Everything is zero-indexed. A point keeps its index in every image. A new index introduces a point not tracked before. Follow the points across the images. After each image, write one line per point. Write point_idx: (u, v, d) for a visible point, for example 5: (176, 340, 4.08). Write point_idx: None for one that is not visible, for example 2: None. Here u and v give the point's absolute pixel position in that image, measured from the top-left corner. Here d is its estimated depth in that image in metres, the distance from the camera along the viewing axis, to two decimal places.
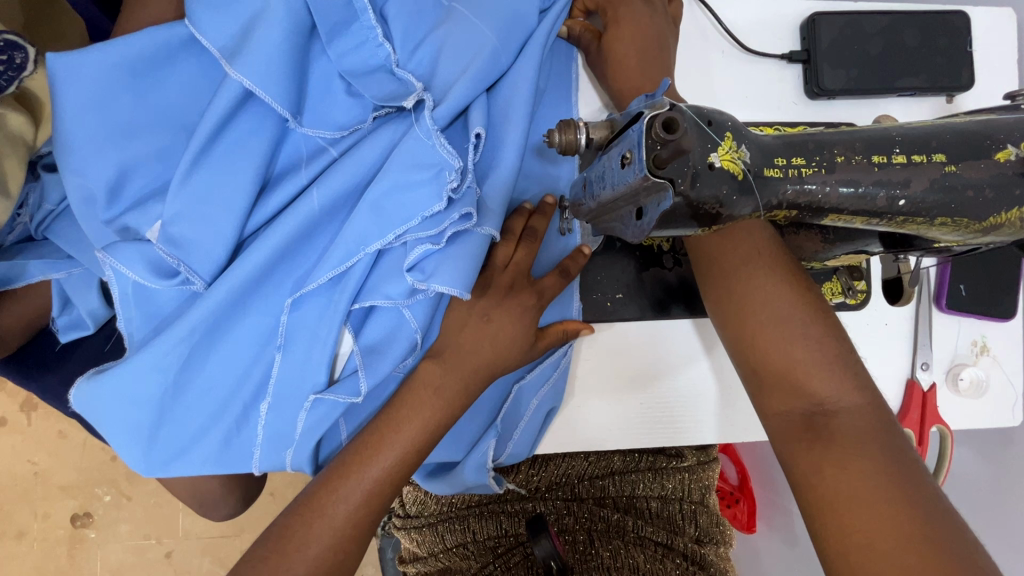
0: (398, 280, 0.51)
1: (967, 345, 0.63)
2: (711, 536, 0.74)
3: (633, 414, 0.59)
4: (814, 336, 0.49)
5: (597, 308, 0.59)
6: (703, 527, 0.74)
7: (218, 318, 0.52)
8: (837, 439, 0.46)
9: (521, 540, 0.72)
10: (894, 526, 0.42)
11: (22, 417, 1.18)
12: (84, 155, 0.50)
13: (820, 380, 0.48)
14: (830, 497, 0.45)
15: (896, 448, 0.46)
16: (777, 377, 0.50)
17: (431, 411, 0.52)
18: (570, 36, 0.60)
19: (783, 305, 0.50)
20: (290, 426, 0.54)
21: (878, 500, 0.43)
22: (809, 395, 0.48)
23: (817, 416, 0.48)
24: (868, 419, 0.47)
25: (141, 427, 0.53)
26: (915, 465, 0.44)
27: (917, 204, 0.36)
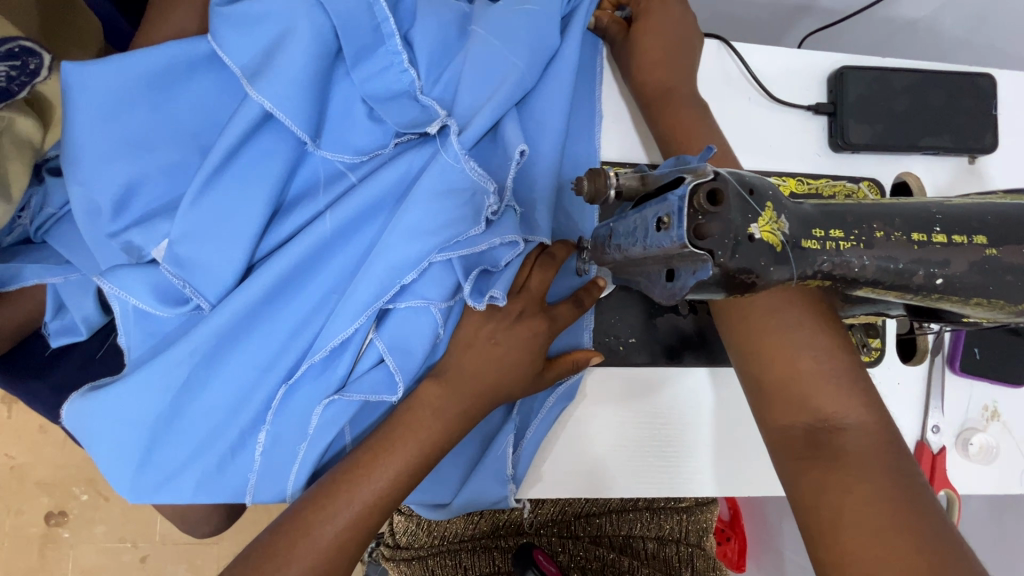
0: (435, 285, 0.49)
1: (978, 410, 0.62)
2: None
3: (634, 460, 0.57)
4: (821, 347, 0.48)
5: (608, 350, 0.57)
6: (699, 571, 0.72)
7: (223, 338, 0.49)
8: (841, 458, 0.44)
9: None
10: (902, 556, 0.39)
11: (3, 409, 1.15)
12: (92, 167, 0.48)
13: (826, 395, 0.46)
14: (832, 521, 0.42)
15: (903, 469, 0.43)
16: (780, 390, 0.48)
17: (427, 426, 0.49)
18: (598, 27, 0.59)
19: (789, 313, 0.49)
20: (293, 449, 0.51)
21: (883, 525, 0.40)
22: (813, 409, 0.46)
23: (822, 433, 0.46)
24: (874, 438, 0.45)
25: (133, 452, 0.50)
26: (921, 491, 0.42)
27: (954, 284, 0.35)
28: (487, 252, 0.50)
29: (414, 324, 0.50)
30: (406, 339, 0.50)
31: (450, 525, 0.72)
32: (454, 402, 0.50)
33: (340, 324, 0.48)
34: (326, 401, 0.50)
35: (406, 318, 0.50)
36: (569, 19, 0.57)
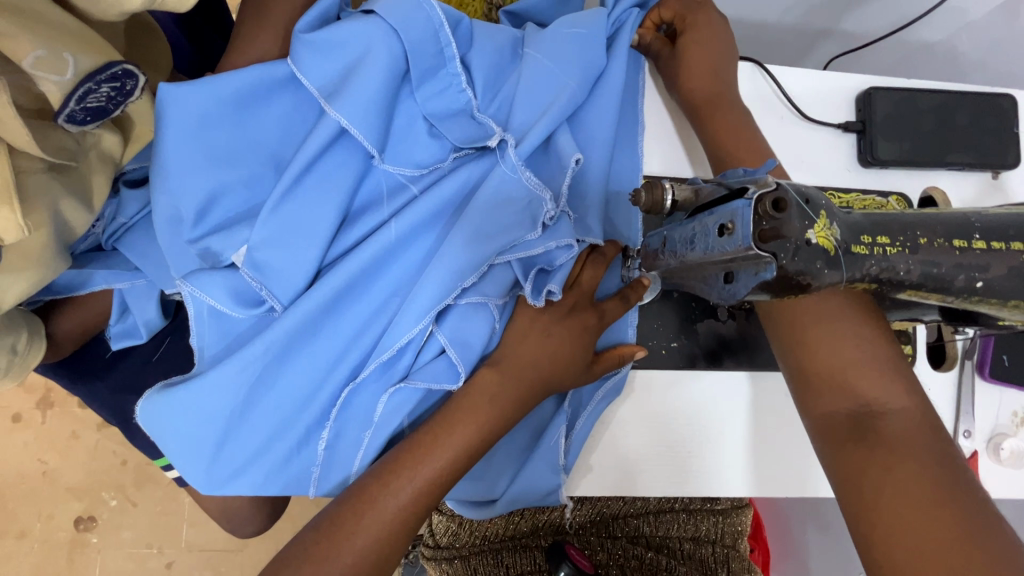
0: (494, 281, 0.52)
1: (1008, 416, 0.64)
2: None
3: (673, 459, 0.59)
4: (865, 336, 0.50)
5: (651, 354, 0.59)
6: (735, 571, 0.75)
7: (295, 337, 0.53)
8: (883, 441, 0.47)
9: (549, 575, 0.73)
10: (942, 528, 0.42)
11: (39, 415, 1.43)
12: (179, 179, 0.52)
13: (868, 381, 0.49)
14: (874, 497, 0.45)
15: (946, 454, 0.46)
16: (825, 378, 0.51)
17: (483, 405, 0.52)
18: (641, 43, 0.64)
19: (836, 303, 0.51)
20: (356, 441, 0.53)
21: (924, 500, 0.43)
22: (857, 395, 0.49)
23: (864, 417, 0.48)
24: (915, 422, 0.47)
25: (205, 446, 0.53)
26: (960, 470, 0.45)
27: (993, 288, 0.38)
28: (543, 253, 0.54)
29: (473, 321, 0.53)
30: (464, 340, 0.53)
31: (490, 524, 0.75)
32: (510, 398, 0.53)
33: (404, 324, 0.51)
34: (388, 397, 0.53)
35: (465, 314, 0.53)
36: (613, 42, 0.61)
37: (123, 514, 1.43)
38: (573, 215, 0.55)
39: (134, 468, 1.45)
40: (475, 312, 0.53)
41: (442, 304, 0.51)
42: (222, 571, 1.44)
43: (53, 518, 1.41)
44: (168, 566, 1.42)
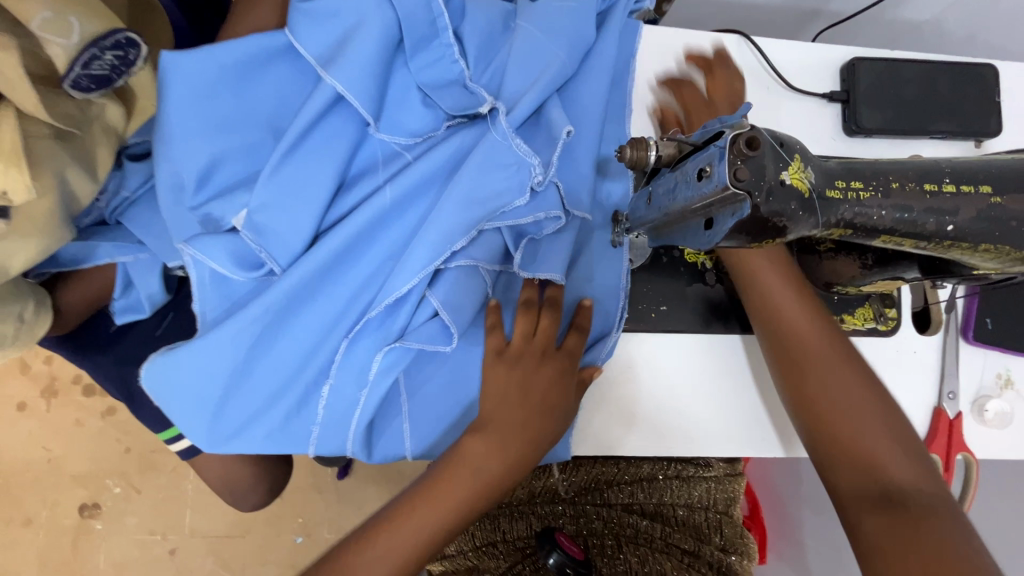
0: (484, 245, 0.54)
1: (992, 378, 0.65)
2: (740, 548, 0.78)
3: (666, 420, 0.61)
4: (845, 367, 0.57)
5: (641, 317, 0.61)
6: (728, 537, 0.79)
7: (294, 299, 0.54)
8: (869, 463, 0.53)
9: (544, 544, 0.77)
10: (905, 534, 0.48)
11: (44, 403, 1.45)
12: (181, 145, 0.54)
13: (852, 412, 0.55)
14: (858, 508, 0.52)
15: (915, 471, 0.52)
16: (816, 409, 0.56)
17: None
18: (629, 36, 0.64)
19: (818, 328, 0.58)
20: (352, 401, 0.55)
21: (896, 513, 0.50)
22: (843, 426, 0.55)
23: (849, 445, 0.55)
24: (889, 445, 0.54)
25: (207, 404, 0.55)
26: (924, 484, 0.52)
27: (963, 231, 0.40)
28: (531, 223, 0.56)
29: (466, 283, 0.54)
30: (457, 302, 0.54)
31: None
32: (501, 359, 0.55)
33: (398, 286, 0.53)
34: (383, 356, 0.54)
35: (458, 277, 0.54)
36: (604, 15, 0.63)
37: (126, 501, 1.45)
38: (562, 182, 0.57)
39: (137, 455, 1.47)
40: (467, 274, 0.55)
41: (435, 265, 0.53)
42: (224, 557, 1.46)
43: (58, 505, 1.43)
44: (172, 552, 1.45)
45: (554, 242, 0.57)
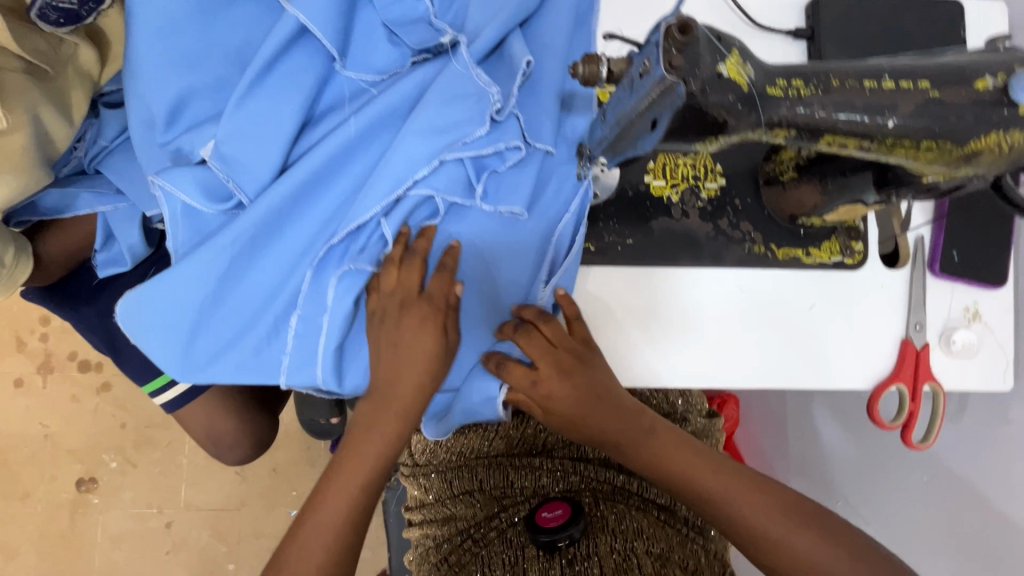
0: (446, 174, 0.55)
1: (960, 310, 0.66)
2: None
3: (637, 353, 0.62)
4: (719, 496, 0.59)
5: (609, 250, 0.61)
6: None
7: (262, 230, 0.55)
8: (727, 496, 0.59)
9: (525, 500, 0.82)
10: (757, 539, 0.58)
11: (40, 379, 1.47)
12: (150, 79, 0.55)
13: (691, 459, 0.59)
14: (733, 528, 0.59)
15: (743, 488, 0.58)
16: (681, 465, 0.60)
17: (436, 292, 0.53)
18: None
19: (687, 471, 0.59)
20: (320, 331, 0.55)
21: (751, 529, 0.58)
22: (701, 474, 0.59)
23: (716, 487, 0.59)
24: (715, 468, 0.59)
25: (181, 333, 0.56)
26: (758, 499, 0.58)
27: (903, 128, 0.40)
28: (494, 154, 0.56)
29: None
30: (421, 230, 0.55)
31: (466, 441, 0.84)
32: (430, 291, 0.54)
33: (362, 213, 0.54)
34: (338, 281, 0.55)
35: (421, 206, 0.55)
36: None
37: (123, 475, 1.47)
38: (525, 114, 0.58)
39: (133, 430, 1.48)
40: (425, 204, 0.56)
41: (397, 192, 0.53)
42: (220, 530, 1.48)
43: (55, 479, 1.45)
44: (169, 525, 1.47)
45: (518, 173, 0.58)
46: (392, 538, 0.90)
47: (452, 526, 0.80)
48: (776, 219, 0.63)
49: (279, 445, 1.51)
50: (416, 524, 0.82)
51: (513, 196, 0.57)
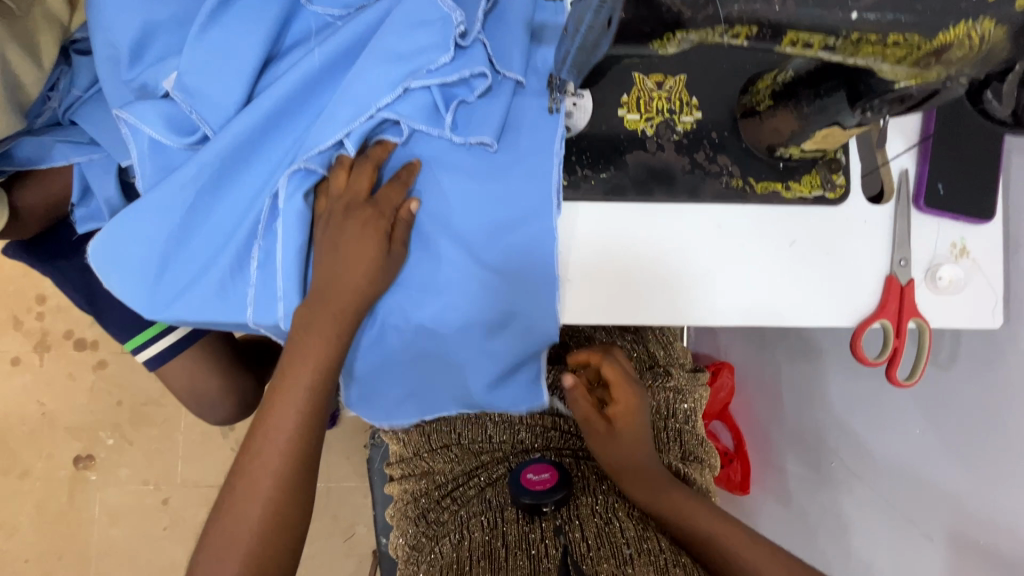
0: (412, 102, 0.55)
1: (946, 247, 0.64)
2: (693, 454, 0.84)
3: (610, 290, 0.61)
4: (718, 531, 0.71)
5: (581, 183, 0.60)
6: (688, 445, 0.84)
7: (227, 162, 0.55)
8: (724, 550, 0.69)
9: (506, 459, 0.87)
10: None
11: (37, 358, 1.48)
12: (112, 11, 0.55)
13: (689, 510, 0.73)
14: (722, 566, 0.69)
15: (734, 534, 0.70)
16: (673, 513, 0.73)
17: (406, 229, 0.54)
18: None
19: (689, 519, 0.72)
20: (287, 265, 0.55)
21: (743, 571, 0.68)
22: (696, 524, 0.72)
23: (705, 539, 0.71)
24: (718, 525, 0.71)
25: (148, 269, 0.55)
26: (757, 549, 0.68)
27: (868, 20, 0.39)
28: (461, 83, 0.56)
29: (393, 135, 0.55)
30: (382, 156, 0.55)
31: None
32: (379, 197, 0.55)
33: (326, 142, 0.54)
34: (301, 209, 0.55)
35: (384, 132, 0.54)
36: None
37: (120, 453, 1.48)
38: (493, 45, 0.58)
39: (129, 408, 1.49)
40: (387, 125, 0.56)
41: (362, 119, 0.53)
42: None
43: (53, 457, 1.46)
44: (165, 502, 1.47)
45: (489, 104, 0.57)
46: (376, 495, 0.91)
47: (431, 479, 0.85)
48: (755, 153, 0.62)
49: None
50: (396, 479, 0.86)
51: (482, 127, 0.56)
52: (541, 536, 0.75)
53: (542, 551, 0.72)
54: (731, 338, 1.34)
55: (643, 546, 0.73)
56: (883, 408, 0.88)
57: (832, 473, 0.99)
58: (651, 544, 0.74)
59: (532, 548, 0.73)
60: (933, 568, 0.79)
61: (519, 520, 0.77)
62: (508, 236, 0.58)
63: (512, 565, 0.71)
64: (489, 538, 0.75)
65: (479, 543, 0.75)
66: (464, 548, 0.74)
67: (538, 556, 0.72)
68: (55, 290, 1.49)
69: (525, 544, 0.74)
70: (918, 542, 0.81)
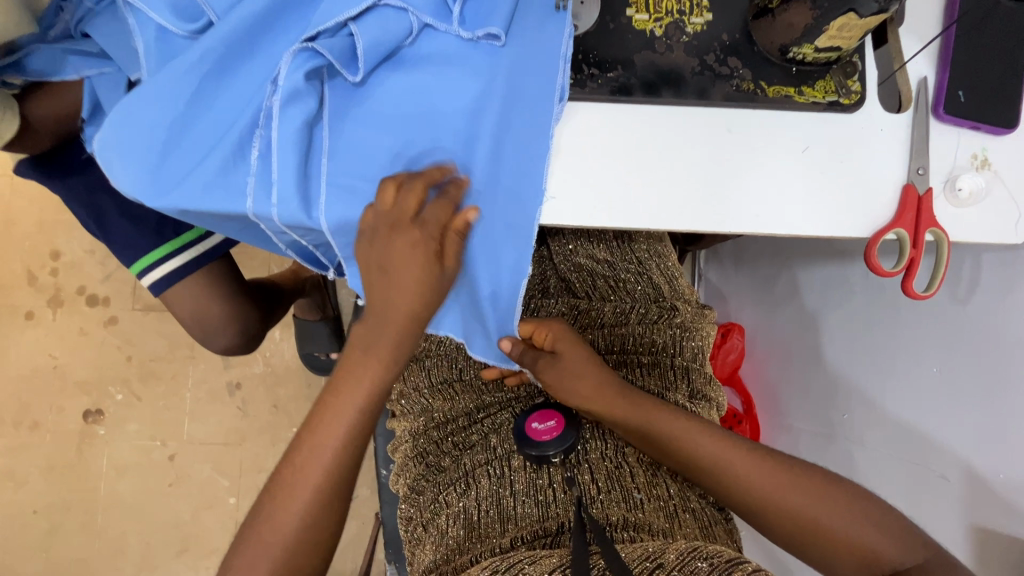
0: None
1: (967, 158, 0.62)
2: (703, 394, 0.79)
3: (617, 191, 0.59)
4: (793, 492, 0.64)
5: (585, 83, 0.59)
6: (695, 384, 0.79)
7: (229, 47, 0.55)
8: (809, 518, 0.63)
9: (510, 404, 0.80)
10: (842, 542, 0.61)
11: (50, 312, 1.49)
12: None
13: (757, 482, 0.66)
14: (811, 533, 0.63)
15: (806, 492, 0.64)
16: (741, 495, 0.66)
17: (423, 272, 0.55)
18: None
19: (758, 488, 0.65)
20: (285, 151, 0.55)
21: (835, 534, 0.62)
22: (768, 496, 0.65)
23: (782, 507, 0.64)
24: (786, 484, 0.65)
25: (148, 155, 0.56)
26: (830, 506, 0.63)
27: None
28: None
29: (397, 19, 0.56)
30: (383, 40, 0.56)
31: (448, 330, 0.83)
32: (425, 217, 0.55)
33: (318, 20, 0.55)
34: (301, 94, 0.55)
35: (387, 17, 0.56)
36: None
37: (128, 408, 1.49)
38: None
39: (138, 364, 1.50)
40: None
41: (368, 2, 0.55)
42: (221, 463, 1.48)
43: (64, 410, 1.48)
44: (172, 458, 1.48)
45: None
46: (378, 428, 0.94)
47: (428, 416, 0.79)
48: (767, 56, 0.61)
49: (279, 381, 1.51)
50: (397, 415, 0.83)
51: (488, 21, 0.57)
52: (550, 484, 0.72)
53: (551, 497, 0.70)
54: (742, 300, 1.30)
55: (653, 490, 0.72)
56: (895, 348, 0.85)
57: (845, 425, 0.95)
58: (661, 490, 0.72)
59: (541, 494, 0.71)
60: (949, 509, 0.75)
61: (528, 470, 0.73)
62: (506, 127, 0.59)
63: (522, 511, 0.70)
64: (498, 489, 0.72)
65: (489, 495, 0.72)
66: (472, 498, 0.72)
67: (546, 502, 0.70)
68: (69, 246, 1.51)
69: (534, 491, 0.72)
70: (934, 484, 0.78)
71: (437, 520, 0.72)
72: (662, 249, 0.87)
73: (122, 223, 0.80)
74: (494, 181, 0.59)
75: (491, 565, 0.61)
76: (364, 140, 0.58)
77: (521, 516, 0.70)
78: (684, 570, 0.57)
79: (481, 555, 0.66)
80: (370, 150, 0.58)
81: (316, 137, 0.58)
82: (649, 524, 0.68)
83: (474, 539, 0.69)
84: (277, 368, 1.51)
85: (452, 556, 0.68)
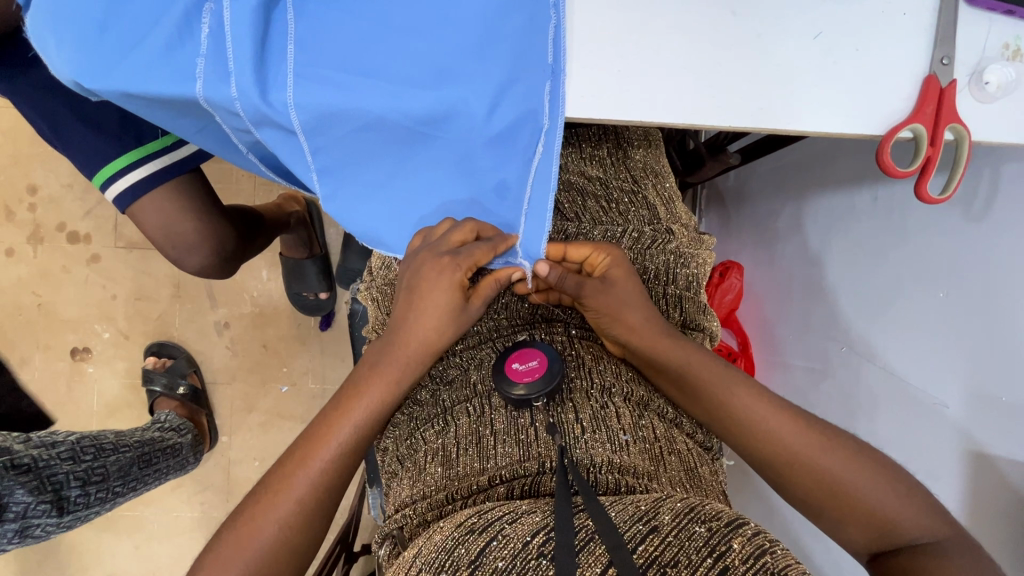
0: None
1: (997, 47, 0.55)
2: (696, 322, 0.75)
3: (608, 76, 0.53)
4: (884, 482, 0.57)
5: None
6: (689, 313, 0.75)
7: None
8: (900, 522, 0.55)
9: (492, 339, 0.74)
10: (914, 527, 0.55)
11: (31, 248, 1.45)
12: None
13: (844, 470, 0.58)
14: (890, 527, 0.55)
15: (891, 480, 0.57)
16: (826, 489, 0.58)
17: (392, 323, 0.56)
18: None
19: (854, 476, 0.57)
20: (240, 29, 0.50)
21: (919, 516, 0.55)
22: (853, 491, 0.57)
23: (871, 505, 0.56)
24: (874, 468, 0.58)
25: (83, 25, 0.50)
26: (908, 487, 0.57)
27: None
28: None
29: None
30: None
31: None
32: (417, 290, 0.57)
33: None
34: None
35: None
36: None
37: (116, 346, 1.47)
38: None
39: (125, 303, 1.47)
40: None
41: None
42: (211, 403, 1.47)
43: (50, 348, 1.46)
44: None
45: None
46: None
47: None
48: None
49: (267, 321, 1.48)
50: None
51: None
52: (532, 424, 0.63)
53: (533, 436, 0.62)
54: (741, 241, 1.23)
55: (639, 433, 0.64)
56: (895, 277, 0.80)
57: (840, 361, 0.90)
58: (648, 432, 0.65)
59: (522, 432, 0.63)
60: (941, 441, 0.71)
61: (509, 408, 0.65)
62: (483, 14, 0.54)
63: (502, 451, 0.62)
64: (477, 428, 0.64)
65: (468, 434, 0.64)
66: (450, 436, 0.65)
67: (528, 441, 0.62)
68: (45, 180, 1.45)
69: (515, 430, 0.63)
70: (931, 417, 0.73)
71: (414, 457, 0.66)
72: (657, 170, 0.84)
73: (80, 131, 0.75)
74: (479, 70, 0.55)
75: (467, 521, 0.50)
76: (346, 31, 0.52)
77: (500, 457, 0.61)
78: (678, 535, 0.46)
79: (457, 496, 0.60)
80: (337, 40, 0.52)
81: (276, 21, 0.52)
82: (634, 467, 0.60)
83: (451, 478, 0.62)
84: (265, 308, 1.47)
85: (430, 494, 0.61)
